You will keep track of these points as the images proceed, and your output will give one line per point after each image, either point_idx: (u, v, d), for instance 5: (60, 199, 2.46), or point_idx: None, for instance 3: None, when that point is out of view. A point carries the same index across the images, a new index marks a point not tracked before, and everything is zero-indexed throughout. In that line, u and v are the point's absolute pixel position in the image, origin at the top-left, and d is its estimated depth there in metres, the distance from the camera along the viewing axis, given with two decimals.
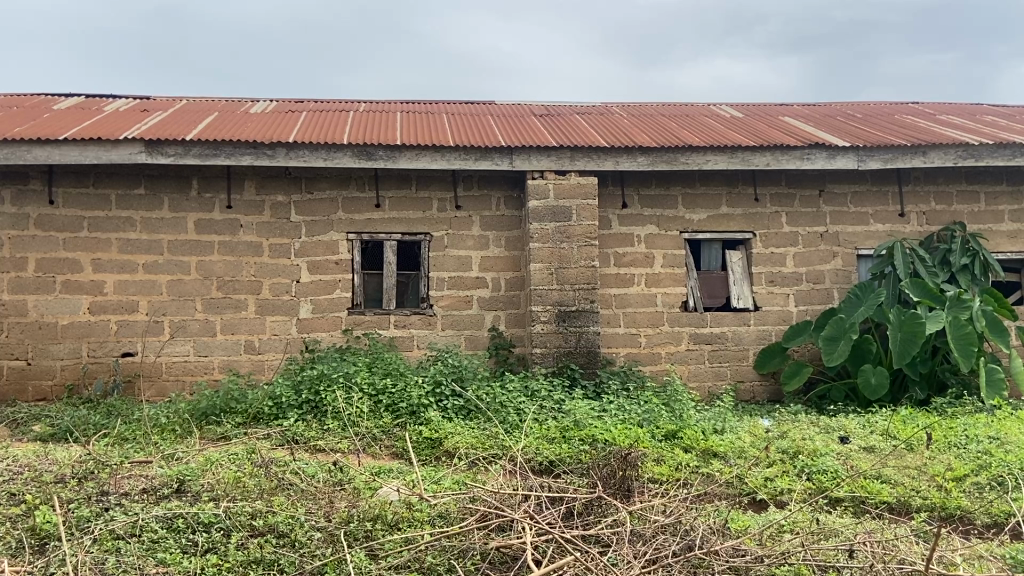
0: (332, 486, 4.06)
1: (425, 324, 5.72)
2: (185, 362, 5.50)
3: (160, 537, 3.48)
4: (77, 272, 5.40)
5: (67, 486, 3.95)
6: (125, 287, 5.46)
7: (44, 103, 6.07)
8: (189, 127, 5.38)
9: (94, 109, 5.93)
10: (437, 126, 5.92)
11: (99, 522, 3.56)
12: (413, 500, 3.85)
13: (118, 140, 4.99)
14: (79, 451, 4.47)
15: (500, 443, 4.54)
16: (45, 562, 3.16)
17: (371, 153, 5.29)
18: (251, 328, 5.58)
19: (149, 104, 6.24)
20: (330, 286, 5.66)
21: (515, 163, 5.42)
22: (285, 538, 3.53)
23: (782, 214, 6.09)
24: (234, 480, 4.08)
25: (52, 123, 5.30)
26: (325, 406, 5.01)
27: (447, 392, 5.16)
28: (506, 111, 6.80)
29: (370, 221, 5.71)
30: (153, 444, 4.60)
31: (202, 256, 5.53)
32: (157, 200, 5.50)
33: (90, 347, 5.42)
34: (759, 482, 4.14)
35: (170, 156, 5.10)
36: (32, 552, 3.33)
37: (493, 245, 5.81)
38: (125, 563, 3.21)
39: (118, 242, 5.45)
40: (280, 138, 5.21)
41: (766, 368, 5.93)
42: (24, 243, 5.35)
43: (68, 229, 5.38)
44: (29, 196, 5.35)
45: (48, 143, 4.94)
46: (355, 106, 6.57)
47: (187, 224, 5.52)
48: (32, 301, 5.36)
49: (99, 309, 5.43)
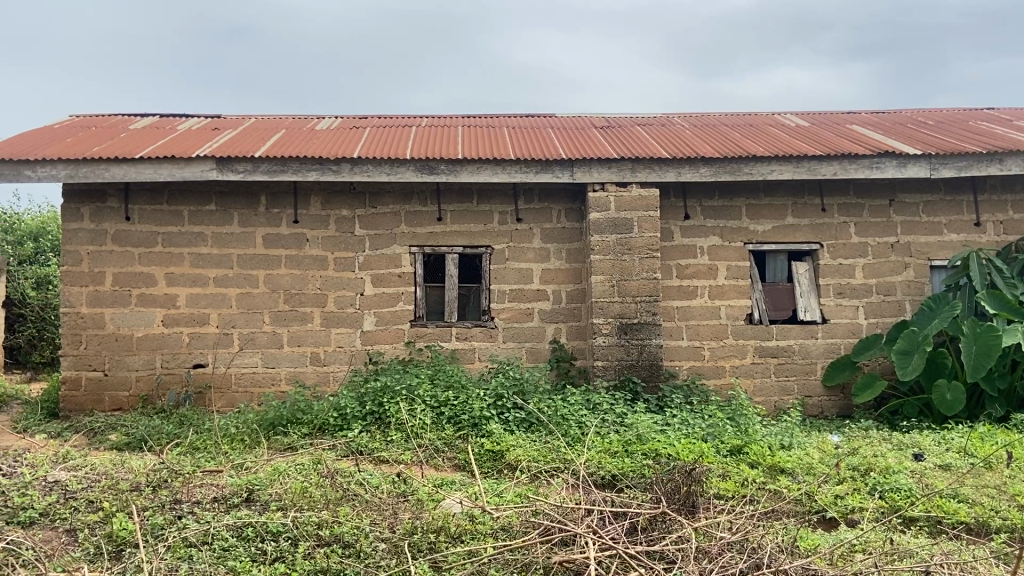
0: (396, 497, 4.14)
1: (486, 337, 5.75)
2: (253, 374, 5.62)
3: (230, 545, 3.59)
4: (152, 286, 5.57)
5: (143, 494, 4.13)
6: (197, 300, 5.60)
7: (121, 123, 6.30)
8: (258, 144, 5.53)
9: (168, 128, 6.12)
10: (498, 140, 5.96)
11: (173, 529, 3.71)
12: (476, 512, 3.91)
13: (191, 157, 5.15)
14: (154, 460, 4.62)
15: (561, 456, 4.56)
16: (123, 568, 3.31)
17: (433, 167, 5.36)
18: (317, 340, 5.67)
19: (220, 122, 6.41)
20: (393, 299, 5.72)
21: (576, 175, 5.41)
22: (350, 548, 3.59)
23: (851, 224, 5.94)
24: (301, 490, 4.20)
25: (129, 142, 5.49)
26: (388, 417, 5.07)
27: (509, 405, 5.18)
28: (566, 124, 6.81)
29: (432, 235, 5.76)
30: (223, 453, 4.73)
31: (270, 270, 5.65)
32: (227, 215, 5.64)
33: (164, 359, 5.57)
34: (828, 500, 4.03)
35: (240, 172, 5.24)
36: (109, 557, 3.49)
37: (554, 257, 5.80)
38: (197, 570, 3.32)
39: (190, 257, 5.60)
40: (344, 153, 5.32)
41: (834, 381, 5.80)
42: (102, 258, 5.52)
43: (143, 245, 5.55)
44: (106, 213, 5.53)
45: (124, 162, 5.12)
46: (418, 121, 6.66)
47: (255, 239, 5.65)
48: (109, 314, 5.53)
49: (172, 322, 5.58)
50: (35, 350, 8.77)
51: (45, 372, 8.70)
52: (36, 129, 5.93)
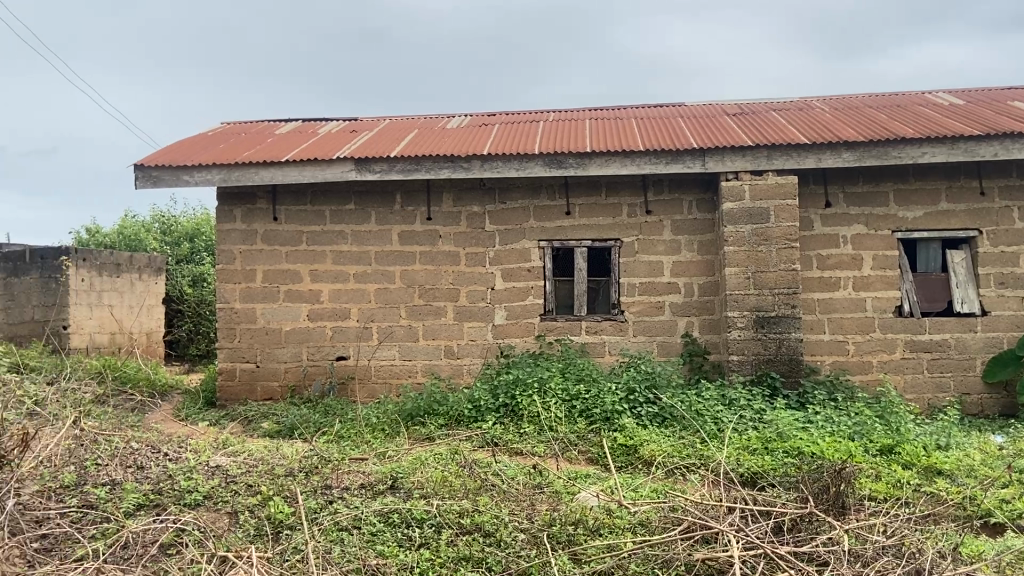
0: (533, 489, 4.18)
1: (617, 330, 5.72)
2: (391, 366, 5.84)
3: (378, 530, 3.75)
4: (297, 282, 5.88)
5: (296, 479, 4.38)
6: (339, 296, 5.87)
7: (267, 129, 6.69)
8: (393, 144, 5.73)
9: (310, 132, 6.45)
10: (627, 131, 5.90)
11: (325, 513, 3.92)
12: (612, 506, 3.90)
13: (332, 159, 5.40)
14: (304, 447, 4.89)
15: (698, 452, 4.47)
16: (284, 548, 3.53)
17: (562, 161, 5.37)
18: (451, 333, 5.82)
19: (357, 124, 6.69)
20: (523, 293, 5.78)
21: (708, 165, 5.28)
22: (491, 537, 3.65)
23: (1014, 209, 5.50)
24: (442, 479, 4.32)
25: (276, 147, 5.82)
26: (521, 410, 5.14)
27: (641, 399, 5.13)
28: (697, 112, 6.66)
29: (561, 228, 5.78)
30: (366, 442, 4.94)
31: (406, 266, 5.85)
32: (365, 214, 5.88)
33: (309, 351, 5.88)
34: (995, 505, 3.75)
35: (378, 172, 5.45)
36: (269, 538, 3.73)
37: (687, 249, 5.69)
38: (349, 553, 3.48)
39: (332, 254, 5.87)
40: (475, 151, 5.42)
41: (997, 377, 5.39)
42: (253, 257, 5.88)
43: (290, 244, 5.87)
44: (257, 214, 5.88)
45: (272, 165, 5.43)
46: (545, 116, 6.70)
47: (391, 236, 5.86)
48: (260, 309, 5.88)
49: (316, 316, 5.87)
50: (193, 343, 9.49)
51: (200, 364, 9.54)
52: (193, 138, 6.38)
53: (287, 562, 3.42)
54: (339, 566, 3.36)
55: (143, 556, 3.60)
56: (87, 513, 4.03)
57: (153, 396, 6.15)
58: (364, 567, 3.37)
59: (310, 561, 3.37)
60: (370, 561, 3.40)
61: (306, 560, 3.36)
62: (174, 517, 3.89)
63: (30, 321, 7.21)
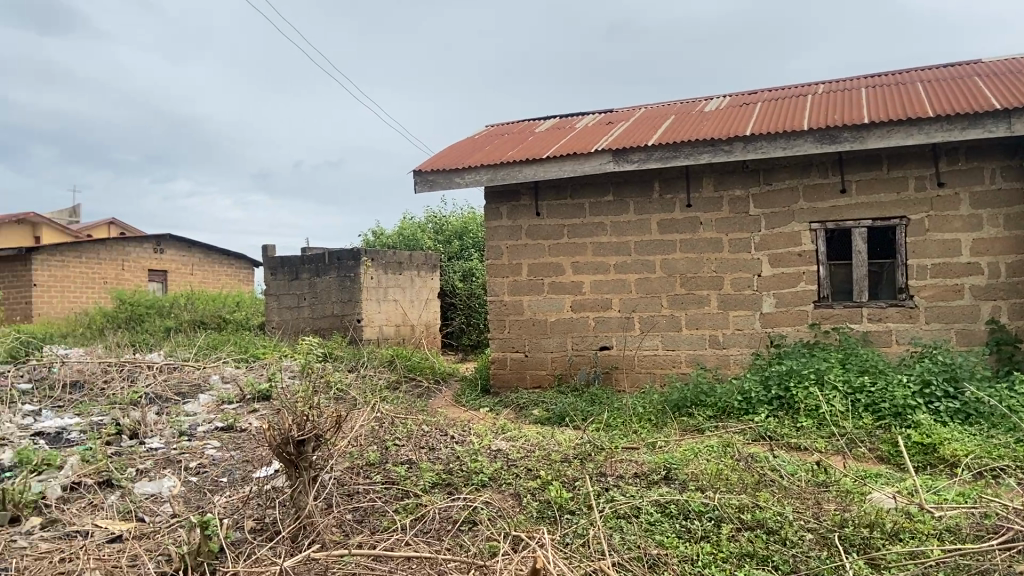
0: (817, 487, 3.92)
1: (906, 318, 5.22)
2: (654, 356, 5.81)
3: (656, 521, 3.72)
4: (560, 274, 6.04)
5: (572, 466, 4.51)
6: (600, 287, 5.95)
7: (527, 128, 6.96)
8: (650, 133, 5.68)
9: (567, 127, 6.61)
10: (912, 97, 5.33)
11: (603, 501, 3.98)
12: (913, 510, 3.54)
13: (590, 152, 5.48)
14: (576, 434, 5.02)
15: (1016, 455, 3.92)
16: (567, 532, 3.65)
17: (835, 136, 4.98)
18: (715, 322, 5.66)
19: (612, 116, 6.73)
20: (794, 279, 5.47)
21: (1018, 126, 4.60)
22: (775, 535, 3.47)
23: None
24: (717, 471, 4.20)
25: (537, 144, 6.04)
26: (797, 403, 4.87)
27: (938, 393, 4.63)
28: (998, 69, 5.84)
29: (835, 208, 5.37)
30: (635, 431, 4.96)
31: (667, 254, 5.77)
32: (624, 205, 5.89)
33: (574, 341, 6.03)
34: None
35: (635, 163, 5.43)
36: (551, 521, 3.88)
37: (989, 225, 5.05)
38: (630, 542, 3.48)
39: (592, 245, 5.96)
40: (737, 132, 5.20)
41: None
42: (518, 251, 6.17)
43: (552, 237, 6.06)
44: (521, 211, 6.14)
45: (533, 162, 5.64)
46: (812, 89, 6.26)
47: (651, 225, 5.82)
48: (526, 300, 6.14)
49: (580, 307, 6.00)
50: (465, 334, 10.21)
51: (473, 353, 10.08)
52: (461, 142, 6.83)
53: (570, 546, 3.51)
54: (621, 555, 3.37)
55: (441, 532, 3.93)
56: (389, 488, 4.49)
57: (435, 383, 6.71)
58: (646, 557, 3.36)
59: (595, 547, 3.43)
60: (652, 552, 3.38)
61: (591, 546, 3.42)
62: (465, 497, 4.20)
63: (330, 314, 8.19)
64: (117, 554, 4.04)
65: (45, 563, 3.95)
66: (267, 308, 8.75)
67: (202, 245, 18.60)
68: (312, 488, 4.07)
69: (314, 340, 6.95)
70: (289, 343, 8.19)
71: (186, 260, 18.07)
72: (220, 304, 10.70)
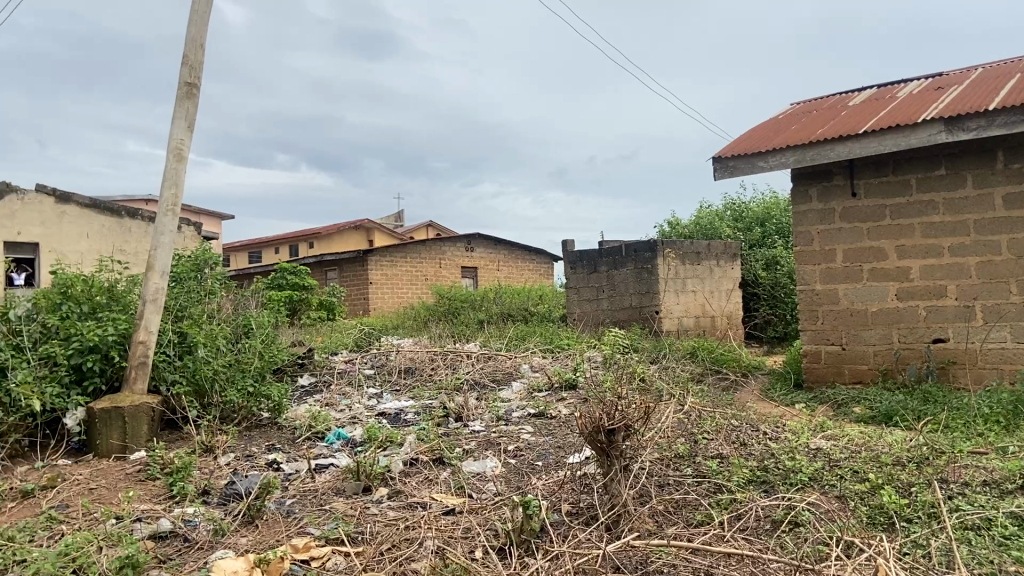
0: None
1: None
2: (1001, 350, 5.86)
3: (1012, 535, 3.27)
4: (882, 259, 6.29)
5: (907, 470, 4.12)
6: (932, 272, 6.09)
7: (840, 102, 6.92)
8: (985, 97, 5.42)
9: (887, 98, 6.44)
10: None
11: (946, 510, 3.57)
12: None
13: (915, 125, 5.47)
14: (908, 436, 4.62)
15: None
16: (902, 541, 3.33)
17: None
18: None
19: (942, 79, 6.35)
20: None
21: None
22: None
23: None
24: None
25: (854, 119, 6.15)
26: None
27: None
28: None
29: None
30: (982, 436, 4.45)
31: (1013, 234, 5.77)
32: (960, 178, 5.95)
33: (900, 334, 6.25)
34: None
35: (973, 130, 5.28)
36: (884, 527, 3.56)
37: None
38: (980, 555, 3.09)
39: (921, 226, 6.11)
40: None
41: None
42: (831, 235, 6.54)
43: (872, 219, 6.32)
44: (836, 192, 6.50)
45: (851, 139, 5.79)
46: None
47: (994, 202, 5.84)
48: (843, 290, 6.50)
49: (906, 296, 6.20)
50: (771, 326, 11.33)
51: (777, 345, 11.10)
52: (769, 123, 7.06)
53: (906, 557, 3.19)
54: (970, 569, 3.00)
55: (758, 530, 3.75)
56: (702, 482, 4.43)
57: (743, 376, 6.93)
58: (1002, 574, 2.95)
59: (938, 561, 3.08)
60: (1009, 568, 2.96)
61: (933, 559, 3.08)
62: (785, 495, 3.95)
63: (629, 306, 9.16)
64: (451, 526, 4.51)
65: (395, 529, 4.53)
66: (568, 303, 10.15)
67: (508, 242, 23.00)
68: (625, 476, 4.09)
69: (619, 332, 7.25)
70: (592, 332, 9.39)
71: (494, 258, 22.41)
72: (526, 296, 11.97)
